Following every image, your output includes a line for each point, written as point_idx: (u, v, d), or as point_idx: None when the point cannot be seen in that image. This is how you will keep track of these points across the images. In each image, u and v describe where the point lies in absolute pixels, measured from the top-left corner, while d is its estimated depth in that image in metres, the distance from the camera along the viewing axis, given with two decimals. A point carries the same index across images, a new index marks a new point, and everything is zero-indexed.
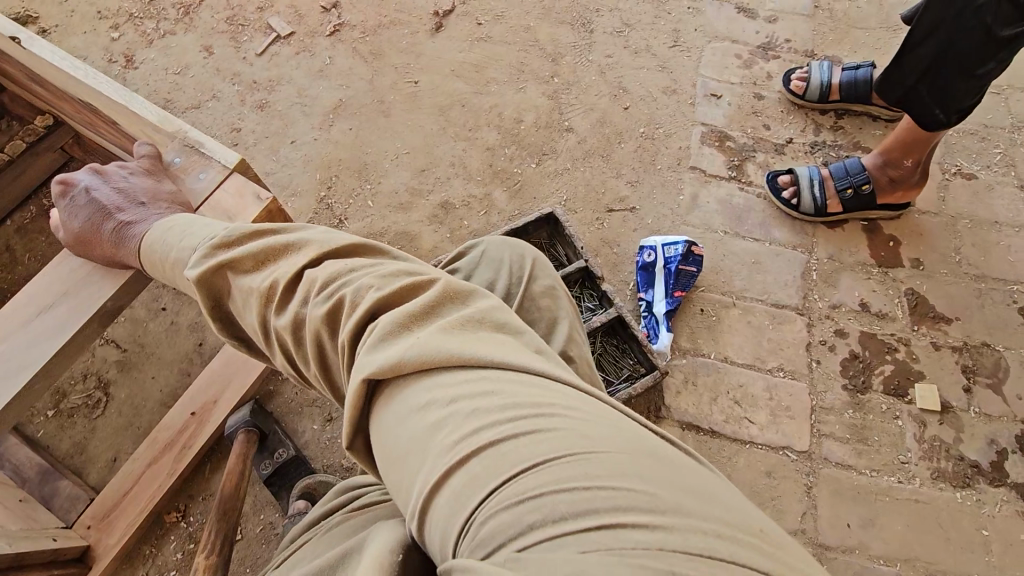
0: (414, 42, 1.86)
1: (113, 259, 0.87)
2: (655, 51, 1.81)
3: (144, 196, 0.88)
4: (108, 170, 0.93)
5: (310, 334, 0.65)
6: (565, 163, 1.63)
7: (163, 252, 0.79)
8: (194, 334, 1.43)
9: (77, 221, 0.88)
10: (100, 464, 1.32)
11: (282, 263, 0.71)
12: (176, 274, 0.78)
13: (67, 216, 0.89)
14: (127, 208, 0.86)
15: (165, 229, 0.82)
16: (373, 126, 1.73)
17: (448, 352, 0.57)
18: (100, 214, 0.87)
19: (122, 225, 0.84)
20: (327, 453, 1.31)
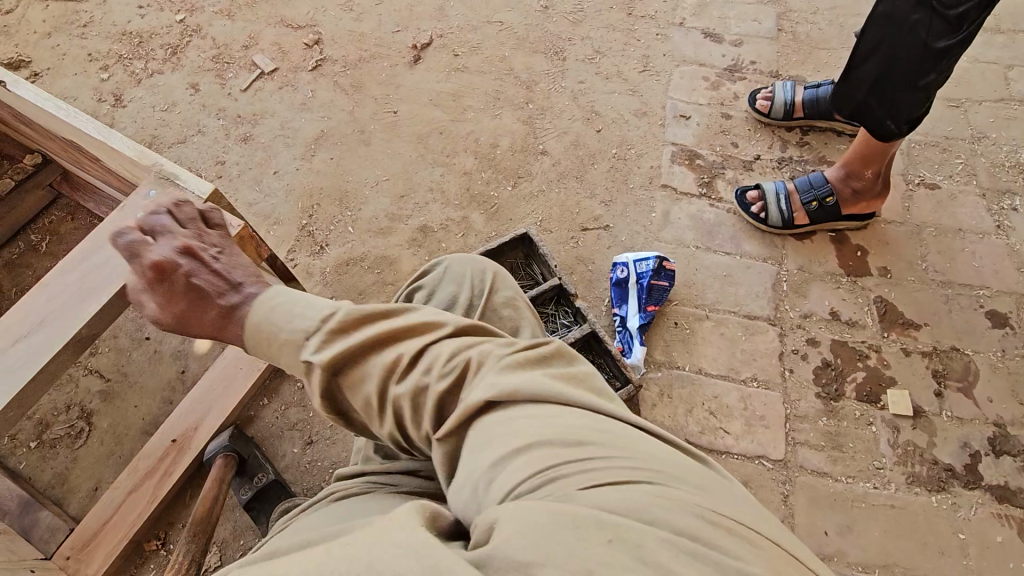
0: (393, 74, 1.93)
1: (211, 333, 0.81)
2: (625, 76, 1.88)
3: (242, 273, 0.84)
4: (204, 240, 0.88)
5: (439, 399, 0.64)
6: (540, 185, 1.68)
7: (274, 330, 0.74)
8: (177, 362, 1.46)
9: (176, 301, 0.83)
10: (80, 494, 1.32)
11: (415, 343, 0.69)
12: (280, 347, 0.74)
13: (158, 281, 0.83)
14: (232, 282, 0.82)
15: (268, 307, 0.76)
16: (354, 156, 1.78)
17: (549, 386, 0.63)
18: (202, 294, 0.81)
19: (232, 300, 0.80)
20: (307, 476, 1.32)
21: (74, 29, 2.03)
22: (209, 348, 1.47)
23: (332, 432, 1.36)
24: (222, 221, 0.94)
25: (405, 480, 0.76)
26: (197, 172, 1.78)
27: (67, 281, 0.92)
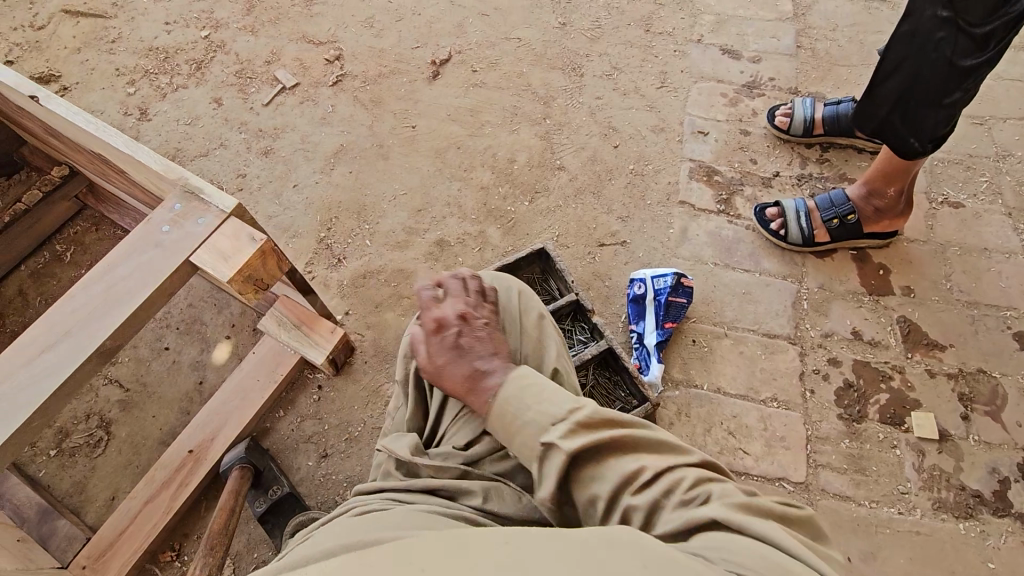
0: (412, 89, 1.96)
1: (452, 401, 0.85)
2: (643, 92, 1.88)
3: (495, 346, 0.87)
4: (468, 307, 0.91)
5: (672, 521, 0.63)
6: (557, 200, 1.68)
7: (513, 414, 0.75)
8: (195, 373, 1.47)
9: (432, 351, 0.88)
10: (98, 503, 1.33)
11: (651, 457, 0.69)
12: (518, 429, 0.74)
13: (432, 342, 0.89)
14: (485, 360, 0.84)
15: (518, 382, 0.78)
16: (373, 169, 1.80)
17: (789, 536, 0.59)
18: (455, 353, 0.85)
19: (477, 379, 0.82)
20: (322, 490, 1.31)
21: (103, 44, 2.08)
22: (227, 359, 1.49)
23: (347, 445, 1.36)
24: (490, 290, 0.97)
25: (424, 498, 0.80)
26: (218, 184, 1.81)
27: (93, 292, 0.91)
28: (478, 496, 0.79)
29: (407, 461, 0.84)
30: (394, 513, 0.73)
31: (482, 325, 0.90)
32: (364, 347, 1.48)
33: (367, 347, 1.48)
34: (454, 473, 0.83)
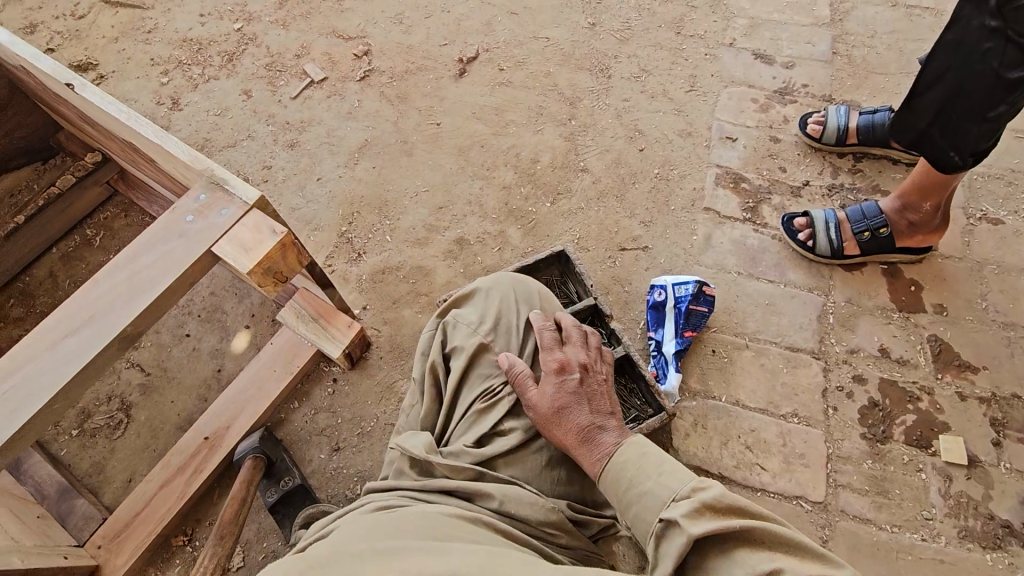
0: (439, 86, 1.96)
1: (559, 441, 0.91)
2: (671, 95, 1.85)
3: (606, 407, 0.97)
4: (590, 361, 1.02)
5: None
6: (579, 203, 1.66)
7: (635, 473, 0.82)
8: (214, 361, 1.49)
9: (553, 392, 0.94)
10: (115, 484, 1.35)
11: (778, 560, 0.66)
12: (639, 501, 0.79)
13: (552, 379, 0.96)
14: (603, 415, 0.95)
15: (633, 452, 0.85)
16: (395, 166, 1.80)
17: None
18: (572, 402, 0.94)
19: (598, 430, 0.91)
20: (333, 484, 1.31)
21: (139, 34, 2.13)
22: (245, 348, 1.50)
23: (359, 440, 1.36)
24: (604, 349, 1.09)
25: (441, 498, 0.81)
26: (244, 175, 1.83)
27: (117, 278, 0.92)
28: (495, 497, 0.80)
29: (424, 459, 0.85)
30: (412, 516, 0.73)
31: (597, 381, 1.01)
32: (380, 342, 1.48)
33: (383, 343, 1.48)
34: (468, 474, 0.85)
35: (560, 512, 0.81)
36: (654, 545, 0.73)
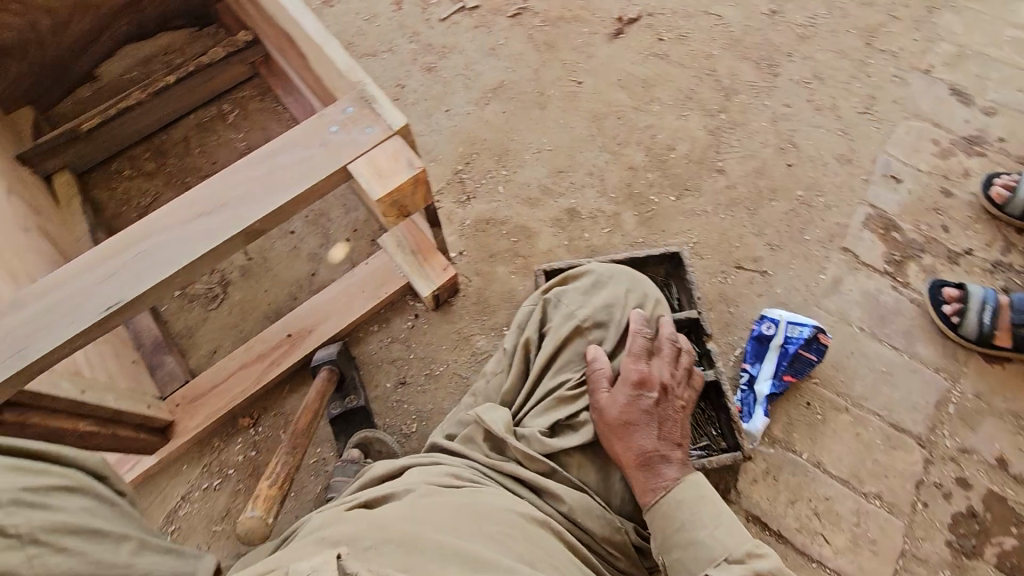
0: (590, 42, 1.84)
1: (614, 454, 0.85)
2: (840, 112, 1.66)
3: (675, 437, 0.89)
4: (674, 382, 0.94)
5: None
6: (705, 205, 1.55)
7: (690, 518, 0.78)
8: (310, 264, 1.53)
9: (623, 402, 0.87)
10: (201, 352, 1.45)
11: None
12: (688, 548, 0.76)
13: (628, 388, 0.88)
14: (669, 444, 0.87)
15: (691, 498, 0.80)
16: (525, 116, 1.73)
17: None
18: (642, 419, 0.86)
19: (659, 458, 0.84)
20: (392, 415, 1.34)
21: None
22: (341, 260, 1.54)
23: (424, 380, 1.37)
24: (693, 374, 0.99)
25: (511, 485, 0.82)
26: None
27: (256, 173, 0.94)
28: (565, 502, 0.79)
29: (502, 439, 0.85)
30: (488, 510, 0.71)
31: (675, 406, 0.92)
32: (467, 292, 1.46)
33: (470, 294, 1.46)
34: (540, 467, 0.83)
35: (625, 535, 0.81)
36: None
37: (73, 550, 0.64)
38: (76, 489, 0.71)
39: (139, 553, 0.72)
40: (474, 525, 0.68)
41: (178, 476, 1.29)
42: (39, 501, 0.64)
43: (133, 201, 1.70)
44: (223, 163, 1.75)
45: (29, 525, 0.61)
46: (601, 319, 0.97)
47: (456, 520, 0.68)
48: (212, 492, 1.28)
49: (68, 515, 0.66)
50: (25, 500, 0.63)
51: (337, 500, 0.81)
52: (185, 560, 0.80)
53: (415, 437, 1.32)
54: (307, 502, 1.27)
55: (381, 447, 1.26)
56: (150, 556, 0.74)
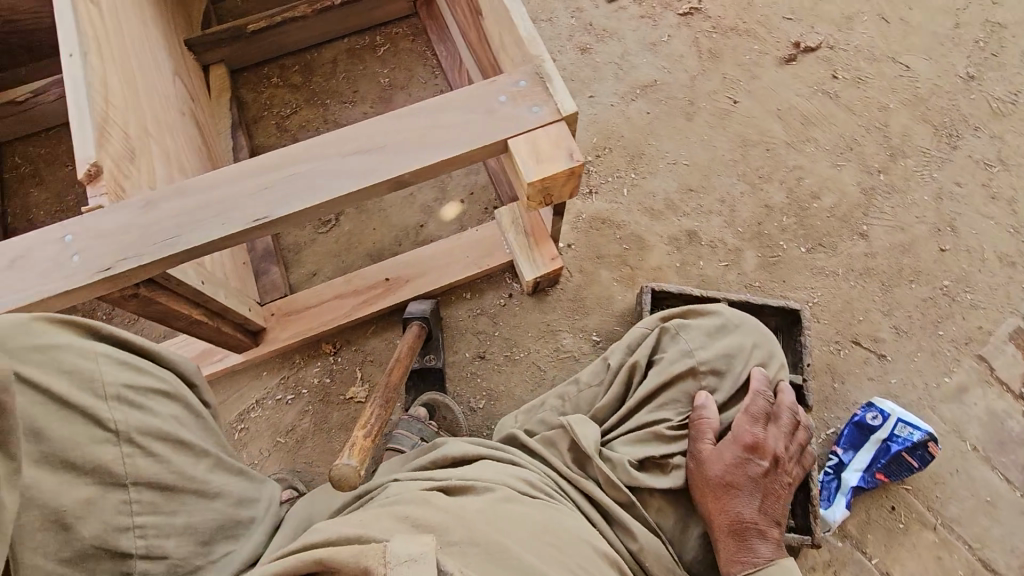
0: (758, 61, 1.71)
1: (707, 512, 0.85)
2: (1016, 206, 1.50)
3: (776, 513, 0.88)
4: (787, 456, 0.91)
5: None
6: (837, 267, 1.45)
7: None
8: (421, 215, 1.54)
9: (729, 462, 0.86)
10: (302, 271, 1.50)
11: None
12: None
13: (737, 449, 0.87)
14: (767, 519, 0.86)
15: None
16: (669, 123, 1.64)
17: None
18: (743, 485, 0.86)
19: (754, 530, 0.84)
20: (464, 384, 1.36)
21: None
22: (451, 220, 1.54)
23: (503, 361, 1.38)
24: (807, 450, 0.96)
25: (585, 507, 0.85)
26: None
27: (415, 122, 0.91)
28: (637, 541, 0.82)
29: (590, 458, 0.88)
30: (550, 532, 0.75)
31: (782, 480, 0.90)
32: (565, 286, 1.44)
33: (568, 289, 1.44)
34: (622, 497, 0.86)
35: None
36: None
37: (157, 455, 0.74)
38: (172, 397, 0.80)
39: (214, 471, 0.81)
40: (530, 547, 0.71)
41: (255, 381, 1.38)
42: (138, 402, 0.75)
43: (273, 109, 1.76)
44: (362, 94, 1.78)
45: (126, 424, 0.72)
46: (718, 367, 0.95)
47: (526, 534, 0.73)
48: (284, 405, 1.36)
49: (158, 420, 0.76)
50: (128, 399, 0.74)
51: (412, 473, 0.84)
52: (254, 483, 0.88)
53: (480, 413, 1.34)
54: None
55: (446, 413, 1.29)
56: (224, 474, 0.83)
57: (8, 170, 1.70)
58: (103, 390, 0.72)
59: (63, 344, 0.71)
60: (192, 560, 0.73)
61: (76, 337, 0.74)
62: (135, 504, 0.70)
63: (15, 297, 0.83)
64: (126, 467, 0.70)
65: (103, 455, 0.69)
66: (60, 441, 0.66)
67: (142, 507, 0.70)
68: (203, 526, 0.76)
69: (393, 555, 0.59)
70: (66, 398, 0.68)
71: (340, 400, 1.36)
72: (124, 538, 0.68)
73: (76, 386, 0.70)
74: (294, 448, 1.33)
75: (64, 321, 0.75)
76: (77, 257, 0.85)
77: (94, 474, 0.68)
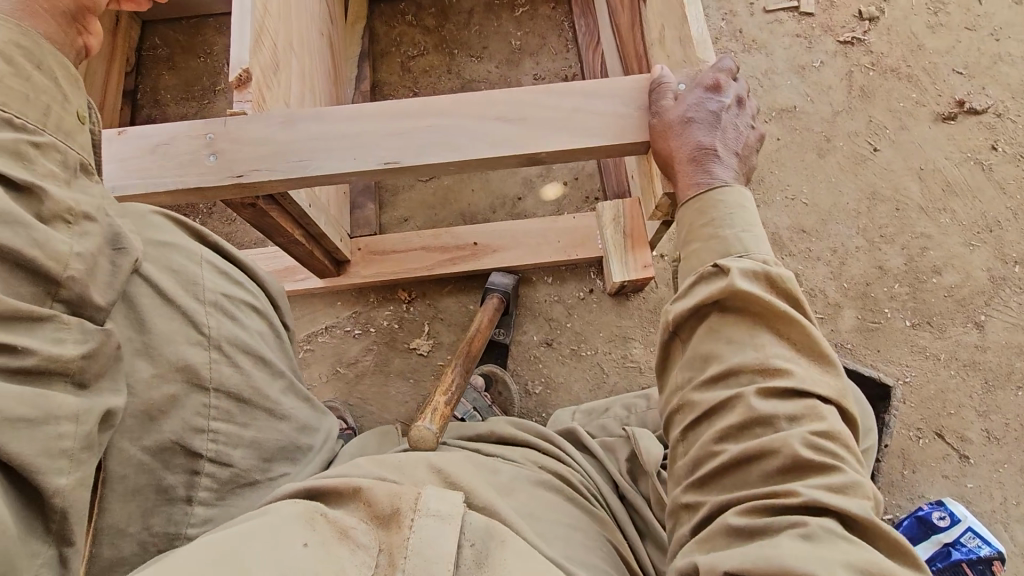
0: (912, 111, 1.57)
1: (666, 159, 0.84)
2: None
3: (737, 147, 0.85)
4: (744, 100, 0.88)
5: None
6: (940, 352, 1.35)
7: (724, 218, 0.74)
8: (521, 188, 1.53)
9: (682, 108, 0.83)
10: (394, 213, 1.52)
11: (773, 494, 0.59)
12: (710, 240, 0.73)
13: (693, 94, 0.84)
14: (725, 152, 0.83)
15: (736, 203, 0.75)
16: (798, 155, 1.54)
17: None
18: (695, 120, 0.82)
19: (709, 158, 0.81)
20: (526, 366, 1.36)
21: None
22: (549, 201, 1.51)
23: (568, 353, 1.37)
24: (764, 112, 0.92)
25: (622, 520, 0.84)
26: None
27: (561, 101, 0.88)
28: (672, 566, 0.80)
29: (649, 474, 0.87)
30: (582, 536, 0.74)
31: (743, 126, 0.87)
32: (648, 296, 1.41)
33: (650, 299, 1.41)
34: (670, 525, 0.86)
35: None
36: (692, 280, 0.71)
37: (240, 367, 0.75)
38: (260, 313, 0.83)
39: (286, 394, 0.83)
40: (558, 542, 0.70)
41: (329, 308, 1.43)
42: (230, 313, 0.77)
43: (402, 47, 1.75)
44: (491, 52, 1.75)
45: (217, 331, 0.74)
46: None
47: (559, 531, 0.72)
48: (350, 337, 1.41)
49: (246, 335, 0.78)
50: (223, 308, 0.76)
51: (469, 446, 0.89)
52: (315, 412, 0.90)
53: (535, 398, 1.34)
54: (420, 393, 1.36)
55: (503, 388, 1.32)
56: (292, 399, 0.84)
57: (146, 49, 1.76)
58: (204, 296, 0.75)
59: (173, 244, 0.76)
60: (252, 474, 0.75)
61: (183, 238, 0.78)
62: (213, 409, 0.71)
63: (150, 182, 0.87)
64: (211, 371, 0.71)
65: (194, 357, 0.70)
66: (160, 334, 0.68)
67: (218, 414, 0.71)
68: (267, 443, 0.78)
69: (424, 504, 0.58)
70: (169, 295, 0.71)
71: (404, 347, 1.40)
72: (198, 439, 0.69)
73: (180, 286, 0.73)
74: (351, 381, 1.38)
75: (179, 222, 0.81)
76: (213, 156, 0.87)
77: (182, 372, 0.68)
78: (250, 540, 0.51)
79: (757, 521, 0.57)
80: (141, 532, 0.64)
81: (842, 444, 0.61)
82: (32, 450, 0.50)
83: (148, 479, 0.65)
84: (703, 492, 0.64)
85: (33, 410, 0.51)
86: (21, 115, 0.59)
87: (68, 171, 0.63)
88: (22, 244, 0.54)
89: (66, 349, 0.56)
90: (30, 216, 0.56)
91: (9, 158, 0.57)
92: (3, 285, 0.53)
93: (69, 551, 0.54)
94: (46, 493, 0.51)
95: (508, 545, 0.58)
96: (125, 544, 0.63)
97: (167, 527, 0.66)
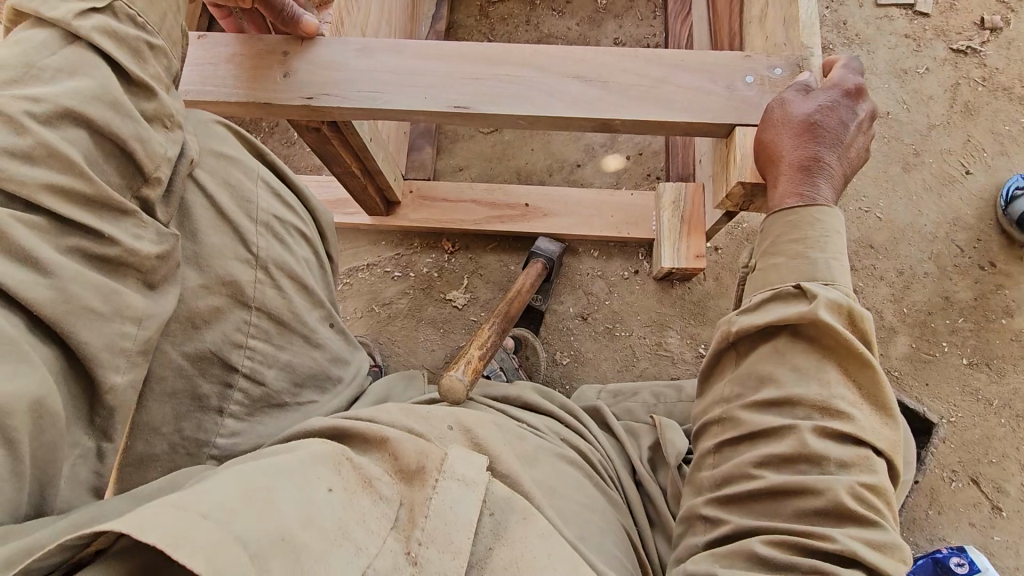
0: (1019, 137, 1.45)
1: (772, 155, 0.77)
2: None
3: (847, 164, 0.79)
4: (874, 116, 0.81)
5: None
6: (992, 397, 1.28)
7: (815, 236, 0.71)
8: (581, 155, 1.48)
9: (809, 108, 0.76)
10: (449, 161, 1.50)
11: (803, 532, 0.58)
12: (796, 258, 0.71)
13: (824, 98, 0.77)
14: (835, 168, 0.78)
15: (831, 224, 0.72)
16: (881, 165, 1.45)
17: None
18: (818, 125, 0.76)
19: (817, 171, 0.76)
20: (557, 337, 1.35)
21: None
22: (609, 172, 1.46)
23: (602, 330, 1.35)
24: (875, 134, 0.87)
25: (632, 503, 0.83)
26: None
27: (650, 69, 0.83)
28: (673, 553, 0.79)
29: (668, 464, 0.86)
30: (591, 512, 0.73)
31: (861, 144, 0.81)
32: (694, 287, 1.37)
33: (697, 292, 1.37)
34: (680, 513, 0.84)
35: None
36: (766, 296, 0.70)
37: (283, 290, 0.74)
38: (308, 241, 0.82)
39: (323, 324, 0.82)
40: (565, 513, 0.70)
41: (373, 246, 1.44)
42: (282, 237, 0.76)
43: None
44: (573, 8, 1.67)
45: (266, 253, 0.73)
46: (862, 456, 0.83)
47: (571, 506, 0.72)
48: (388, 278, 1.42)
49: (293, 260, 0.77)
50: (274, 230, 0.75)
51: (490, 403, 0.88)
52: (349, 345, 0.89)
53: (560, 368, 1.33)
54: (448, 343, 1.36)
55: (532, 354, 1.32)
56: (329, 329, 0.84)
57: None
58: (257, 215, 0.74)
59: (235, 159, 0.75)
60: (283, 396, 0.75)
61: (243, 154, 0.77)
62: (253, 327, 0.71)
63: (217, 91, 0.86)
64: (255, 291, 0.71)
65: (240, 273, 0.70)
66: (209, 247, 0.69)
67: (257, 332, 0.71)
68: (301, 369, 0.77)
69: (449, 468, 0.56)
70: (223, 209, 0.71)
71: (439, 296, 1.40)
72: (235, 355, 0.69)
73: (236, 203, 0.73)
74: (383, 321, 1.39)
75: (239, 136, 0.81)
76: (287, 76, 0.86)
77: (226, 287, 0.69)
78: (280, 475, 0.50)
79: (789, 557, 0.56)
80: (173, 434, 0.66)
81: (888, 503, 0.60)
82: (97, 343, 0.52)
83: (185, 385, 0.66)
84: (725, 510, 0.64)
85: (106, 305, 0.53)
86: (144, 15, 0.62)
87: (168, 78, 0.65)
88: (114, 132, 0.56)
89: (144, 246, 0.57)
90: (136, 110, 0.59)
91: (127, 51, 0.59)
92: (96, 170, 0.56)
93: (108, 447, 0.55)
94: (102, 389, 0.53)
95: (528, 523, 0.59)
96: (157, 442, 0.65)
97: (197, 433, 0.67)
